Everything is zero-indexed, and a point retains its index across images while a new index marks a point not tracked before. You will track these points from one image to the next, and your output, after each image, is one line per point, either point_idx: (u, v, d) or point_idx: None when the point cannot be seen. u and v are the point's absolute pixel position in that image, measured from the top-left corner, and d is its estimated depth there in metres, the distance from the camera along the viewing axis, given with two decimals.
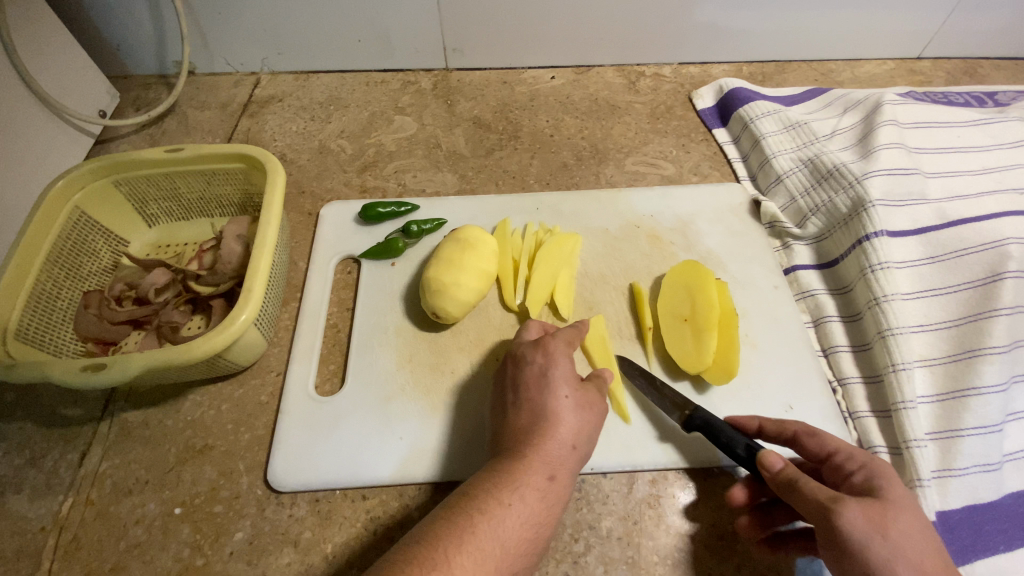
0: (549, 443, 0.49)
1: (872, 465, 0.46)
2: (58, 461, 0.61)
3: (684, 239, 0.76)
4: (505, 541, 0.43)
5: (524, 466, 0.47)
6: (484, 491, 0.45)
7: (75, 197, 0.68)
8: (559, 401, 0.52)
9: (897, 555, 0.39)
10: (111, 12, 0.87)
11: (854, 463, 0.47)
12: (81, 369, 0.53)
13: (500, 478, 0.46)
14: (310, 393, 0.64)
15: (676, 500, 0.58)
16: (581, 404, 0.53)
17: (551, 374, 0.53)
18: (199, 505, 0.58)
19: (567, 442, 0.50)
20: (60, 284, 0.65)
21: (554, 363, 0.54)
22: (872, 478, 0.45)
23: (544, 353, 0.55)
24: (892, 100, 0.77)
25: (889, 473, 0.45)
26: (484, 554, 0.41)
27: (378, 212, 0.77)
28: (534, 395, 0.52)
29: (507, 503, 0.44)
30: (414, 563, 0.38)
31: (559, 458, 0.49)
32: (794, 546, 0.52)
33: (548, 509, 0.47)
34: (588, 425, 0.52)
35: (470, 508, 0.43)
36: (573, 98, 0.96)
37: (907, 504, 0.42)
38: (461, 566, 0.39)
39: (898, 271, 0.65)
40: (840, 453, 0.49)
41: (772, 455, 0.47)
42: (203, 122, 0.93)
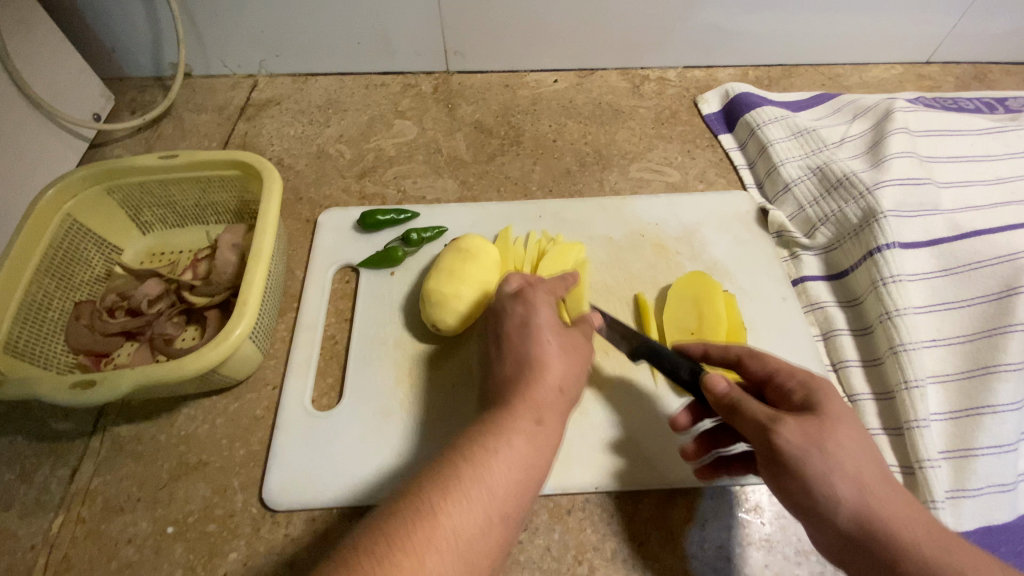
0: (535, 388, 0.48)
1: (810, 381, 0.46)
2: (48, 477, 0.59)
3: (689, 249, 0.74)
4: (495, 485, 0.40)
5: (511, 412, 0.45)
6: (469, 439, 0.43)
7: (67, 204, 0.66)
8: (543, 348, 0.51)
9: (832, 469, 0.40)
10: (106, 13, 0.85)
11: (793, 381, 0.47)
12: (71, 387, 0.51)
13: (486, 425, 0.44)
14: (307, 408, 0.62)
15: (682, 520, 0.56)
16: (565, 348, 0.52)
17: (534, 323, 0.53)
18: (193, 524, 0.56)
19: (553, 387, 0.49)
20: (51, 294, 0.64)
21: (534, 311, 0.54)
22: (808, 393, 0.45)
23: (523, 302, 0.55)
24: (903, 107, 0.76)
25: (825, 388, 0.45)
26: (473, 498, 0.39)
27: (377, 219, 0.75)
28: (515, 344, 0.52)
29: (495, 447, 0.42)
30: (400, 515, 0.37)
31: (548, 404, 0.47)
32: (737, 467, 0.56)
33: (541, 452, 0.44)
34: (574, 371, 0.51)
35: (455, 457, 0.41)
36: (576, 102, 0.94)
37: (843, 417, 0.42)
38: (451, 513, 0.37)
39: (910, 284, 0.64)
40: (779, 373, 0.48)
41: (717, 377, 0.47)
42: (199, 126, 0.91)
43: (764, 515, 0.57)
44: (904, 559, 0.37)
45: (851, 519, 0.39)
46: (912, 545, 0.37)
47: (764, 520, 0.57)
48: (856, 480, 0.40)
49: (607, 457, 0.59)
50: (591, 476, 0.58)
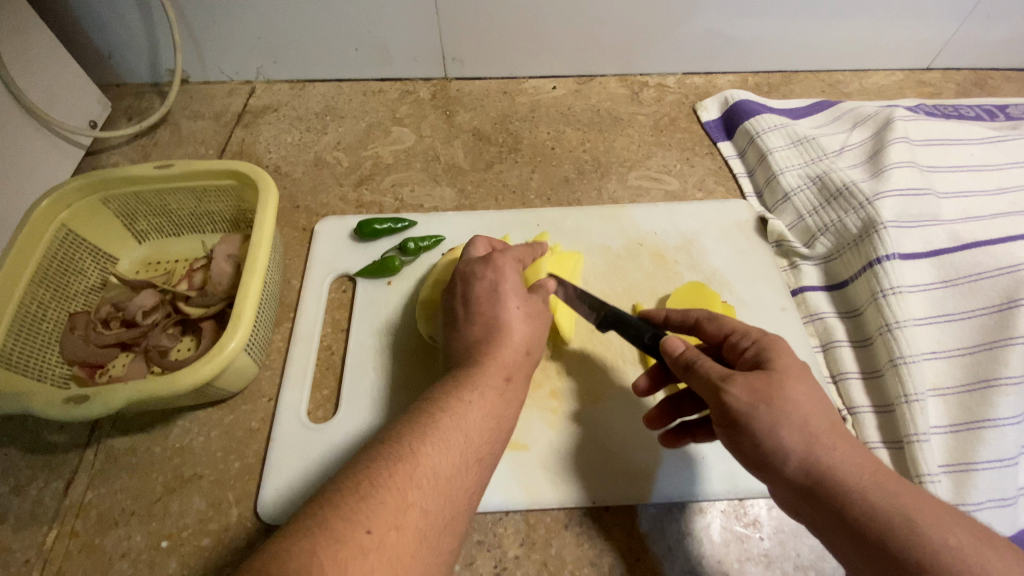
0: (503, 350, 0.51)
1: (765, 337, 0.45)
2: (42, 490, 0.59)
3: (688, 258, 0.73)
4: (467, 431, 0.45)
5: (480, 371, 0.49)
6: (443, 395, 0.47)
7: (62, 214, 0.66)
8: (511, 313, 0.54)
9: (781, 422, 0.40)
10: (102, 20, 0.84)
11: (749, 339, 0.46)
12: (63, 402, 0.51)
13: (457, 381, 0.48)
14: (302, 421, 0.62)
15: (680, 535, 0.56)
16: (532, 314, 0.55)
17: (502, 289, 0.54)
18: (187, 538, 0.56)
19: (519, 349, 0.52)
20: (45, 305, 0.63)
21: (504, 277, 0.55)
22: (763, 349, 0.44)
23: (493, 268, 0.56)
24: (903, 116, 0.75)
25: (780, 343, 0.44)
26: (448, 443, 0.43)
27: (374, 228, 0.74)
28: (484, 308, 0.54)
29: (466, 400, 0.47)
30: (381, 461, 0.40)
31: (514, 364, 0.52)
32: (701, 433, 0.55)
33: (506, 406, 0.49)
34: (539, 334, 0.55)
35: (431, 410, 0.45)
36: (574, 109, 0.94)
37: (796, 370, 0.42)
38: (427, 456, 0.41)
39: (910, 295, 0.63)
40: (737, 333, 0.48)
41: (674, 339, 0.47)
42: (196, 133, 0.91)
43: (763, 530, 0.57)
44: (850, 507, 0.37)
45: (800, 471, 0.39)
46: (858, 495, 0.37)
47: (763, 536, 0.56)
48: (805, 432, 0.39)
49: (604, 472, 0.59)
50: (589, 490, 0.58)
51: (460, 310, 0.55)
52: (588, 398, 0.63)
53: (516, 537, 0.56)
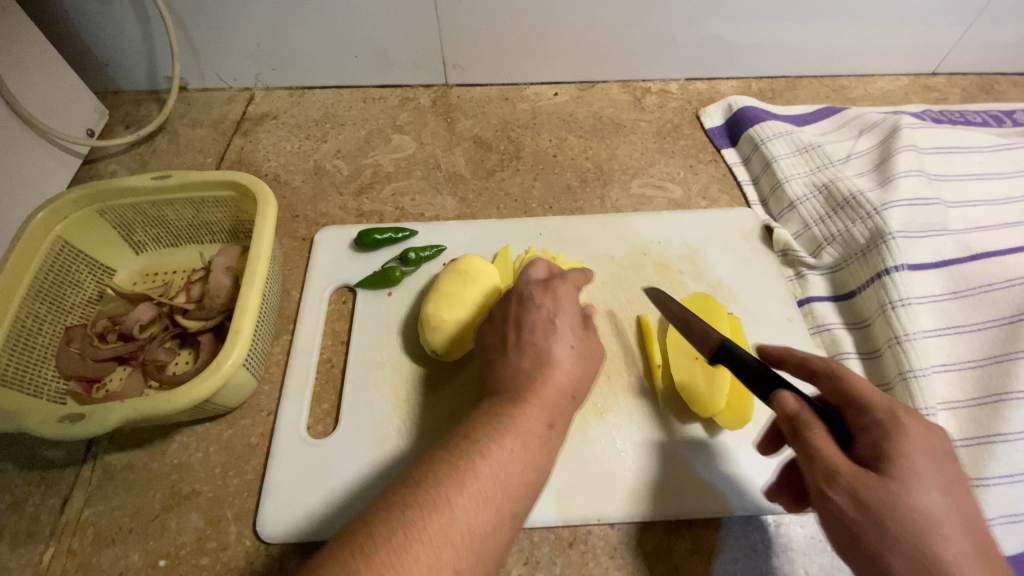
0: (550, 388, 0.49)
1: (892, 422, 0.39)
2: (39, 507, 0.58)
3: (692, 268, 0.73)
4: (505, 482, 0.42)
5: (526, 410, 0.47)
6: (486, 436, 0.44)
7: (59, 226, 0.65)
8: (564, 351, 0.52)
9: (888, 540, 0.35)
10: (99, 27, 0.84)
11: (870, 418, 0.40)
12: (58, 421, 0.50)
13: (501, 423, 0.46)
14: (302, 436, 0.61)
15: (687, 554, 0.55)
16: (583, 354, 0.53)
17: (557, 323, 0.53)
18: (185, 557, 0.55)
19: (566, 391, 0.50)
20: (41, 319, 0.62)
21: (561, 310, 0.54)
22: (885, 439, 0.38)
23: (552, 297, 0.55)
24: (910, 124, 0.74)
25: (911, 437, 0.38)
26: (486, 495, 0.41)
27: (375, 238, 0.73)
28: (538, 338, 0.52)
29: (508, 448, 0.44)
30: (416, 506, 0.39)
31: (558, 406, 0.49)
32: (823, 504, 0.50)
33: (547, 452, 0.46)
34: (588, 376, 0.53)
35: (470, 452, 0.43)
36: (576, 116, 0.93)
37: (921, 479, 0.36)
38: (462, 507, 0.39)
39: (920, 307, 0.62)
40: (857, 403, 0.41)
41: (787, 395, 0.42)
42: (195, 141, 0.90)
43: (772, 547, 0.56)
44: None
45: None
46: None
47: (771, 552, 0.55)
48: (920, 557, 0.34)
49: (609, 486, 0.58)
50: (595, 507, 0.57)
51: (512, 336, 0.53)
52: (591, 411, 0.62)
53: (520, 556, 0.55)
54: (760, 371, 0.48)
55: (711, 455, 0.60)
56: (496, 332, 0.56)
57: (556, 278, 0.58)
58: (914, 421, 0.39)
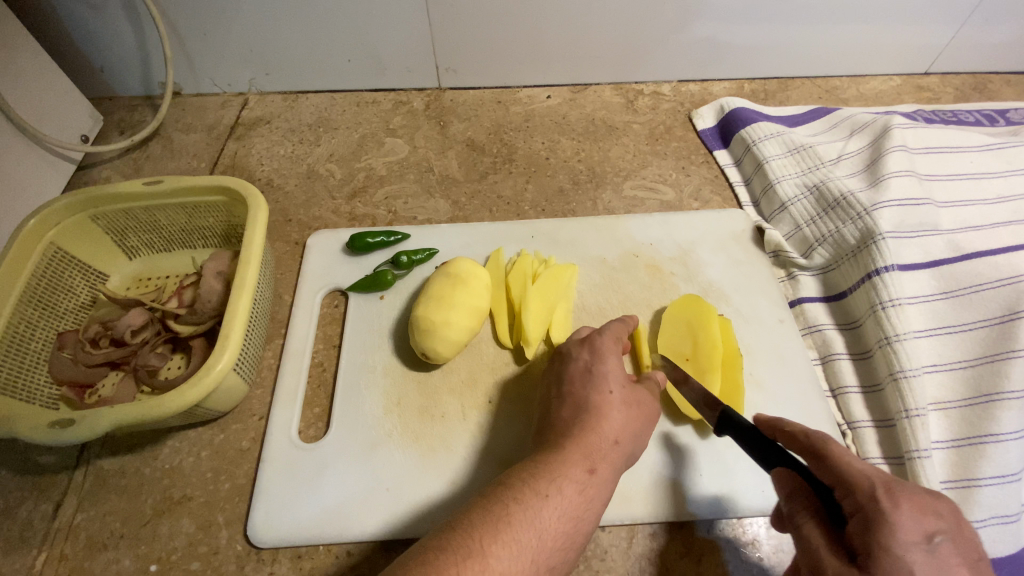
0: (592, 436, 0.49)
1: (873, 509, 0.36)
2: (31, 512, 0.58)
3: (685, 270, 0.73)
4: (541, 531, 0.42)
5: (564, 457, 0.47)
6: (523, 482, 0.45)
7: (51, 232, 0.65)
8: (602, 396, 0.52)
9: None
10: (93, 33, 0.84)
11: (853, 503, 0.37)
12: (48, 426, 0.51)
13: (538, 470, 0.46)
14: (293, 439, 0.61)
15: (678, 556, 0.55)
16: (627, 401, 0.53)
17: (594, 371, 0.55)
18: (176, 562, 0.55)
19: (609, 437, 0.50)
20: (33, 325, 0.62)
21: (600, 359, 0.55)
22: (868, 529, 0.35)
23: (591, 349, 0.57)
24: (901, 124, 0.74)
25: (894, 527, 0.34)
26: (520, 545, 0.40)
27: (367, 242, 0.73)
28: (576, 388, 0.54)
29: (544, 494, 0.44)
30: (451, 551, 0.38)
31: (600, 452, 0.49)
32: None
33: (589, 500, 0.46)
34: (633, 423, 0.52)
35: (506, 497, 0.43)
36: (569, 118, 0.93)
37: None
38: (496, 556, 0.38)
39: (909, 307, 0.62)
40: (841, 485, 0.38)
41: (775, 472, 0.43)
42: (189, 146, 0.90)
43: (763, 548, 0.56)
44: None
45: None
46: None
47: (762, 553, 0.55)
48: None
49: None
50: None
51: (558, 392, 0.56)
52: None
53: None
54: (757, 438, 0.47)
55: (702, 456, 0.60)
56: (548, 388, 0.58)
57: (593, 334, 0.59)
58: (898, 505, 0.35)
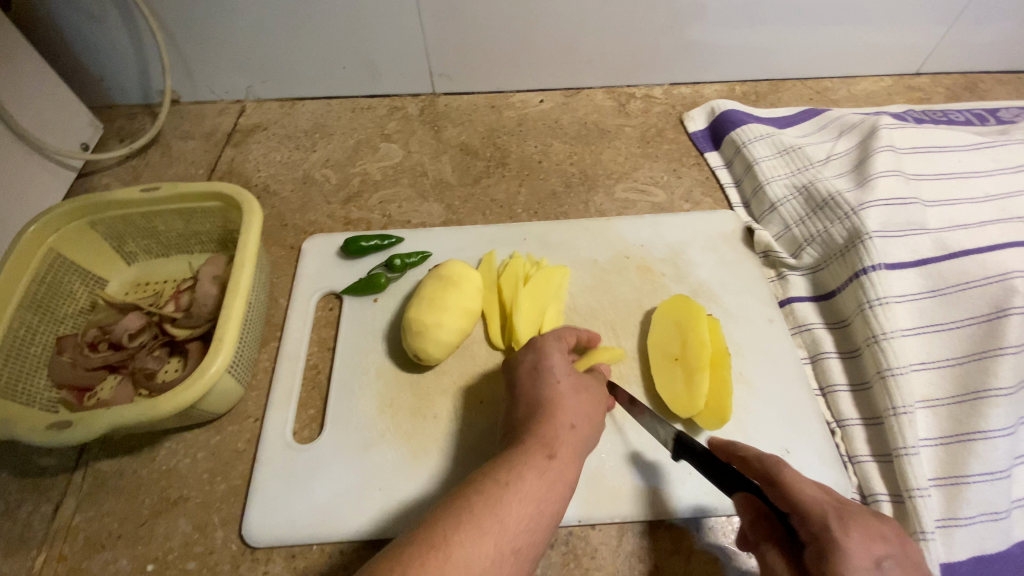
0: (547, 425, 0.50)
1: (826, 537, 0.39)
2: (31, 514, 0.59)
3: (675, 271, 0.73)
4: (505, 518, 0.42)
5: (521, 448, 0.48)
6: (484, 475, 0.45)
7: (50, 238, 0.67)
8: (552, 386, 0.53)
9: None
10: (92, 43, 0.86)
11: (808, 532, 0.40)
12: (46, 427, 0.52)
13: (498, 463, 0.47)
14: (288, 440, 0.62)
15: (668, 554, 0.55)
16: (575, 388, 0.54)
17: (542, 365, 0.55)
18: (172, 562, 0.56)
19: (565, 423, 0.51)
20: (33, 329, 0.64)
21: (544, 354, 0.56)
22: (822, 558, 0.38)
23: (534, 348, 0.58)
24: (888, 124, 0.75)
25: (845, 551, 0.37)
26: (484, 533, 0.41)
27: (361, 246, 0.74)
28: (527, 387, 0.54)
29: (504, 483, 0.45)
30: (415, 545, 0.39)
31: (558, 438, 0.49)
32: None
33: (551, 483, 0.46)
34: (585, 407, 0.53)
35: (467, 490, 0.44)
36: (562, 122, 0.94)
37: None
38: (459, 545, 0.39)
39: (897, 306, 0.63)
40: (796, 514, 0.42)
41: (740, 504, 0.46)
42: (187, 152, 0.91)
43: None
44: None
45: None
46: None
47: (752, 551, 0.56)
48: None
49: (590, 486, 0.59)
50: (575, 508, 0.57)
51: (509, 394, 0.56)
52: None
53: None
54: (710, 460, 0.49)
55: None
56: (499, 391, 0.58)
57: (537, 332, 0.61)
58: (848, 532, 0.39)
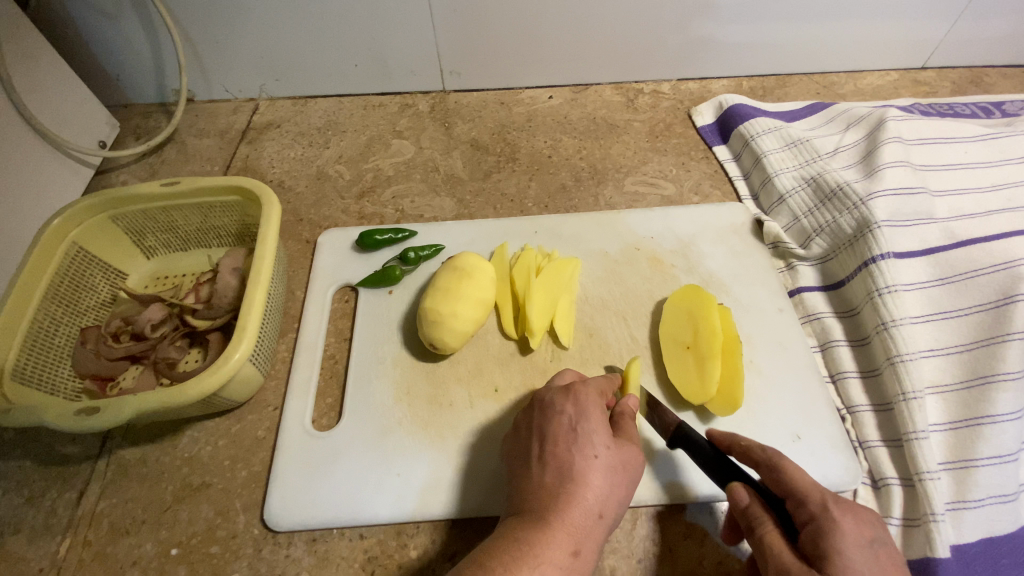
0: (575, 510, 0.46)
1: (825, 518, 0.42)
2: (56, 500, 0.60)
3: (685, 262, 0.74)
4: None
5: (546, 534, 0.44)
6: (502, 563, 0.41)
7: (73, 232, 0.68)
8: (588, 461, 0.48)
9: None
10: (109, 42, 0.87)
11: (806, 512, 0.43)
12: (74, 414, 0.53)
13: (520, 550, 0.42)
14: (307, 428, 0.63)
15: (681, 536, 0.56)
16: (612, 466, 0.49)
17: (580, 431, 0.50)
18: (196, 546, 0.57)
19: (594, 510, 0.46)
20: (58, 321, 0.65)
21: (584, 417, 0.51)
22: (820, 536, 0.41)
23: (574, 402, 0.53)
24: (895, 116, 0.76)
25: (842, 533, 0.41)
26: None
27: (375, 239, 0.76)
28: (561, 452, 0.49)
29: None
30: None
31: (585, 528, 0.45)
32: None
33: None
34: (618, 491, 0.48)
35: None
36: (571, 118, 0.95)
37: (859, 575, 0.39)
38: None
39: (906, 294, 0.64)
40: (793, 497, 0.44)
41: (739, 489, 0.46)
42: (202, 150, 0.93)
43: None
44: None
45: None
46: None
47: None
48: None
49: None
50: None
51: (535, 446, 0.52)
52: None
53: None
54: (711, 456, 0.51)
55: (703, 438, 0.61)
56: (521, 445, 0.54)
57: (579, 383, 0.55)
58: (844, 513, 0.42)
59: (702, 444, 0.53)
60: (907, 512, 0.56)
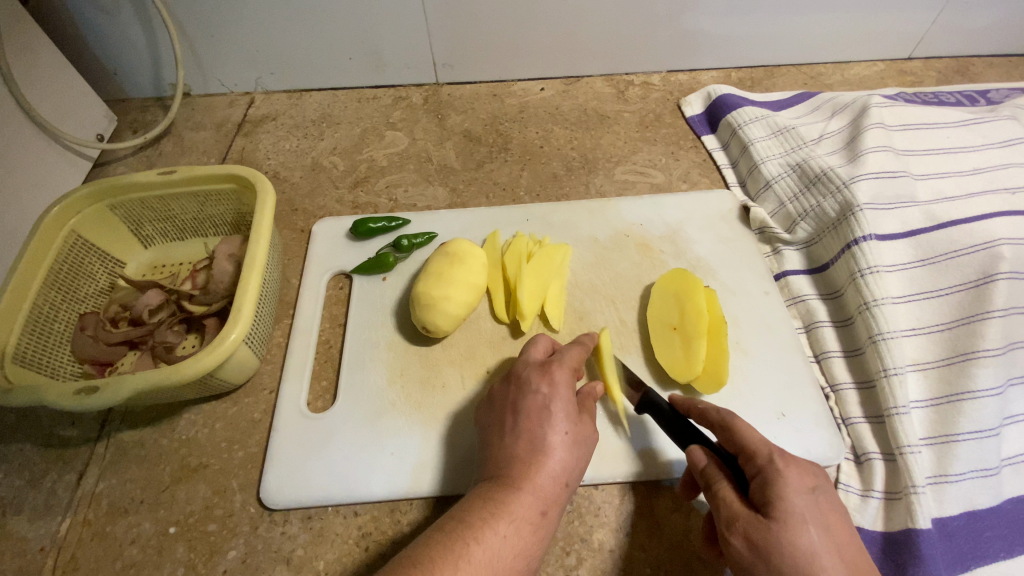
0: (545, 478, 0.48)
1: (770, 469, 0.43)
2: (56, 482, 0.61)
3: (673, 247, 0.76)
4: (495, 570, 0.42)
5: (518, 496, 0.46)
6: (479, 518, 0.44)
7: (72, 220, 0.70)
8: (557, 437, 0.50)
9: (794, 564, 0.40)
10: (107, 38, 0.89)
11: (754, 466, 0.45)
12: (74, 392, 0.54)
13: (498, 507, 0.45)
14: (302, 410, 0.64)
15: (668, 511, 0.58)
16: (578, 440, 0.51)
17: (552, 409, 0.51)
18: (193, 524, 0.58)
19: (560, 479, 0.49)
20: (57, 306, 0.66)
21: (557, 395, 0.52)
22: (766, 487, 0.43)
23: (548, 382, 0.53)
24: (879, 104, 0.77)
25: (785, 483, 0.42)
26: None
27: (369, 227, 0.77)
28: (533, 425, 0.50)
29: (502, 534, 0.44)
30: None
31: (552, 494, 0.48)
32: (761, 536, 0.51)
33: (537, 541, 0.46)
34: (580, 463, 0.51)
35: (467, 534, 0.43)
36: (562, 109, 0.96)
37: (799, 518, 0.41)
38: None
39: (888, 275, 0.65)
40: (744, 453, 0.46)
41: (695, 448, 0.48)
42: (198, 142, 0.94)
43: None
44: None
45: None
46: None
47: None
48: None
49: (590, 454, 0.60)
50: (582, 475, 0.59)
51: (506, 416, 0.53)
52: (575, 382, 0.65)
53: None
54: (672, 416, 0.55)
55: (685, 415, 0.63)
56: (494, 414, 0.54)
57: (553, 360, 0.55)
58: (789, 467, 0.43)
59: (665, 407, 0.56)
60: (888, 485, 0.58)
